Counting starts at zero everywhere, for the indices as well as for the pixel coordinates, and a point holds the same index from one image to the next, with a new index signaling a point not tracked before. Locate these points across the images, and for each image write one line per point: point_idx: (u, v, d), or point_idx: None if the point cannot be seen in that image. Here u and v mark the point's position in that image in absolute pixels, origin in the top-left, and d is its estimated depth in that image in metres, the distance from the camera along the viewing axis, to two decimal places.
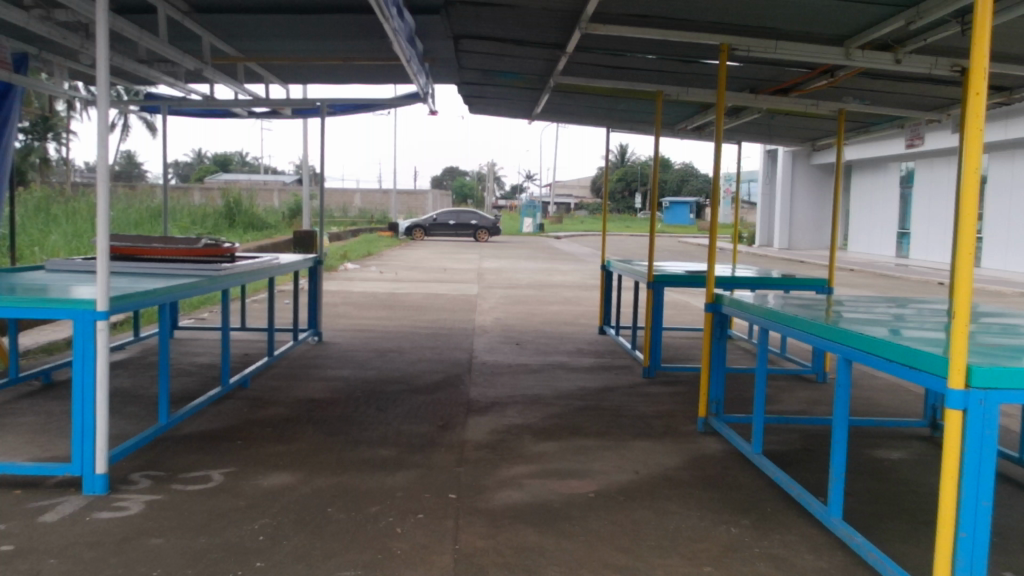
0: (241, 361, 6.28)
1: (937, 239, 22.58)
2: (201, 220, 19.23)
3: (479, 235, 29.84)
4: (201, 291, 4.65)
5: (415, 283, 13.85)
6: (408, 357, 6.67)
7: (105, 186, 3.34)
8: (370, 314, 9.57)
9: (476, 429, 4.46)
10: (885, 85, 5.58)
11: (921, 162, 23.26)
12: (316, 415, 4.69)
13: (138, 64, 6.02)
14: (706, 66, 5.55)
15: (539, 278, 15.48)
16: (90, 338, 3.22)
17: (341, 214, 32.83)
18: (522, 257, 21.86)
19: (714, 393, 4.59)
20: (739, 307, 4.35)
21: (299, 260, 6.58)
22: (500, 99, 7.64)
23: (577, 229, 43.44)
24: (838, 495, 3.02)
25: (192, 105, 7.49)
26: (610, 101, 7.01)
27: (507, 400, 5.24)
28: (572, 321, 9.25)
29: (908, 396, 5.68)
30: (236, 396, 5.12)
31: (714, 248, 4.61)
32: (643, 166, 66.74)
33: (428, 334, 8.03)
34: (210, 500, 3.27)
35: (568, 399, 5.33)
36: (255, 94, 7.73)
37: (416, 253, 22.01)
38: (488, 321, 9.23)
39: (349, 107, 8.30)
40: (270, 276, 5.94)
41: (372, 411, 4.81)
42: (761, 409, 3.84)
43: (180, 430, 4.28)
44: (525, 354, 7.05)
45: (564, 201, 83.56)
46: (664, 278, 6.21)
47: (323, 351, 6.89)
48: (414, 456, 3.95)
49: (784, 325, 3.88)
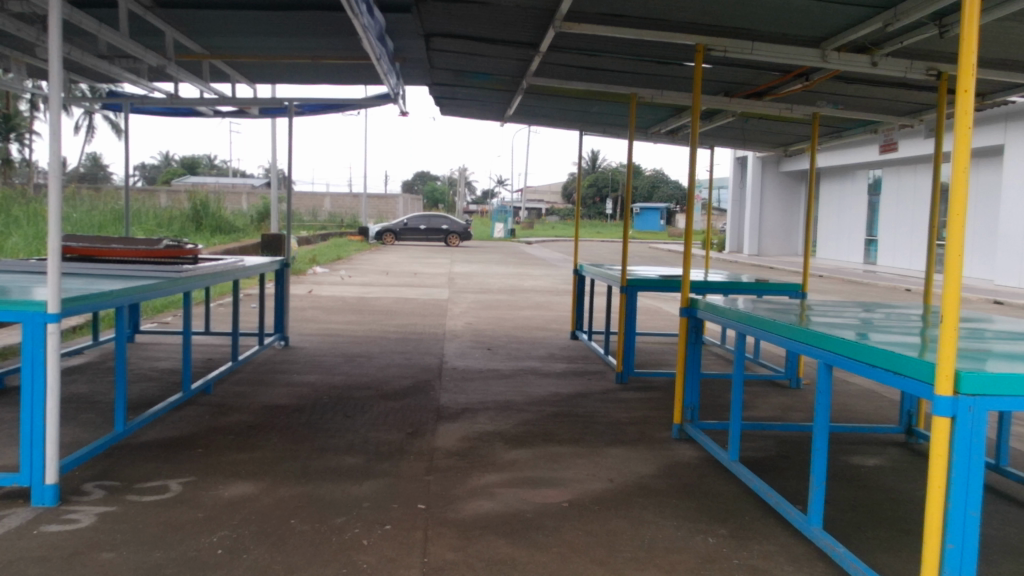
0: (204, 366, 6.11)
1: (904, 246, 22.85)
2: (166, 223, 18.90)
3: (451, 240, 29.70)
4: (161, 293, 4.50)
5: (386, 287, 13.70)
6: (377, 362, 6.53)
7: (57, 184, 3.18)
8: (338, 318, 9.41)
9: (446, 436, 4.35)
10: (858, 90, 5.56)
11: (888, 170, 23.57)
12: (282, 422, 4.55)
13: (97, 60, 5.83)
14: (680, 68, 5.49)
15: (510, 282, 15.42)
16: (40, 342, 3.05)
17: (311, 219, 32.50)
18: (493, 262, 21.80)
19: (689, 400, 4.51)
20: (714, 311, 4.29)
21: (265, 261, 6.41)
22: (472, 101, 7.55)
23: (548, 235, 43.48)
24: (819, 506, 2.95)
25: (155, 104, 7.31)
26: (583, 103, 6.94)
27: (478, 406, 5.13)
28: (544, 326, 9.17)
29: (882, 402, 5.66)
30: (198, 402, 4.96)
31: (690, 251, 4.53)
32: (614, 172, 67.04)
33: (398, 339, 7.89)
34: (166, 512, 3.11)
35: (540, 405, 5.23)
36: (221, 92, 7.57)
37: (387, 257, 21.88)
38: (458, 325, 9.10)
39: (319, 107, 8.17)
40: (235, 278, 5.77)
41: (340, 418, 4.67)
42: (739, 415, 3.76)
43: (138, 437, 4.11)
44: (496, 359, 6.94)
45: (535, 207, 83.87)
46: (638, 282, 6.13)
47: (289, 356, 6.72)
48: (382, 465, 3.82)
49: (760, 330, 3.82)
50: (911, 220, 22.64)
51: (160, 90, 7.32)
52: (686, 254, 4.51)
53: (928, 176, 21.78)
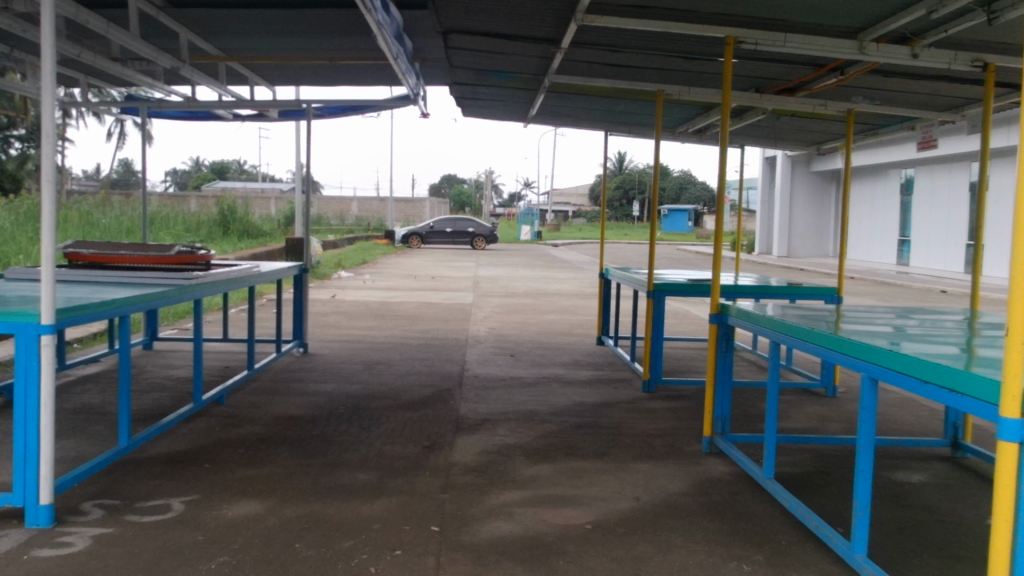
0: (220, 374, 5.97)
1: (938, 246, 22.35)
2: (193, 229, 18.94)
3: (477, 243, 29.56)
4: (171, 302, 4.35)
5: (409, 291, 13.57)
6: (396, 370, 6.36)
7: (51, 189, 3.03)
8: (360, 324, 9.27)
9: (464, 449, 4.15)
10: (896, 84, 5.30)
11: (921, 170, 23.08)
12: (294, 434, 4.39)
13: (109, 62, 5.72)
14: (709, 63, 5.27)
15: (535, 286, 15.21)
16: (34, 355, 2.90)
17: (337, 223, 32.54)
18: (518, 265, 21.62)
19: (720, 411, 4.28)
20: (746, 318, 4.06)
21: (282, 267, 6.28)
22: (494, 101, 7.37)
23: (574, 238, 43.23)
24: (863, 533, 2.72)
25: (172, 107, 7.20)
26: (609, 102, 6.73)
27: (499, 416, 4.93)
28: (569, 331, 8.95)
29: (923, 412, 5.38)
30: (210, 412, 4.81)
31: (720, 254, 4.30)
32: (641, 173, 66.58)
33: (419, 345, 7.73)
34: (165, 535, 2.95)
35: (563, 416, 5.03)
36: (239, 95, 7.46)
37: (412, 261, 21.78)
38: (481, 331, 8.91)
39: (339, 110, 8.05)
40: (250, 284, 5.63)
41: (355, 430, 4.50)
42: (773, 428, 3.54)
43: (144, 451, 3.97)
44: (519, 366, 6.75)
45: (561, 210, 83.65)
46: (665, 287, 5.91)
47: (307, 364, 6.57)
48: (396, 481, 3.64)
49: (793, 337, 3.60)
50: (944, 220, 22.15)
51: (177, 94, 7.21)
52: (716, 257, 4.29)
53: (963, 174, 21.29)
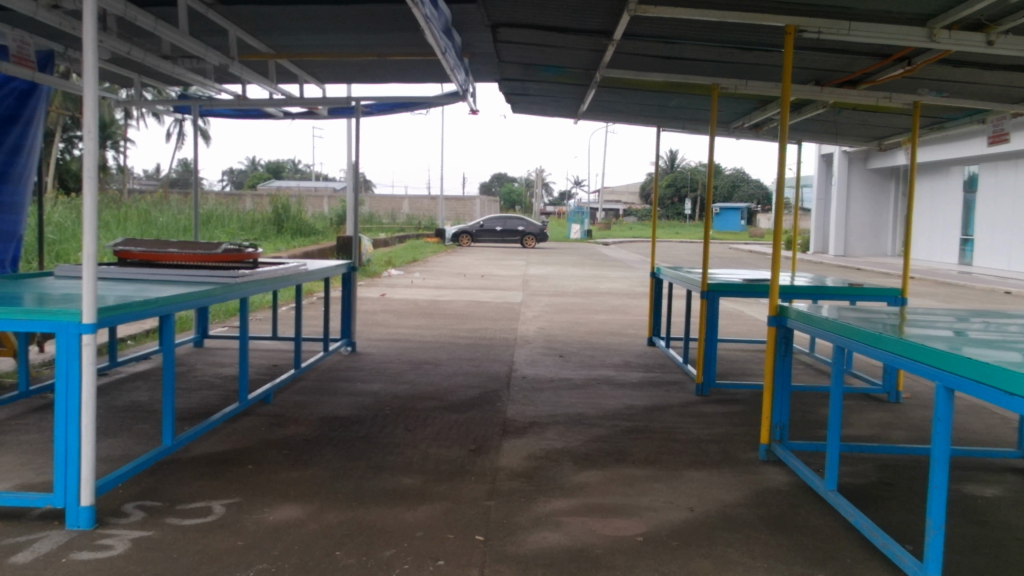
0: (268, 373, 5.96)
1: (1003, 245, 21.58)
2: (248, 227, 19.20)
3: (526, 242, 29.46)
4: (217, 299, 4.32)
5: (458, 290, 13.52)
6: (443, 370, 6.28)
7: (92, 186, 3.00)
8: (408, 322, 9.22)
9: (511, 454, 4.04)
10: (966, 75, 5.04)
11: (986, 166, 22.32)
12: (339, 435, 4.32)
13: (160, 60, 5.74)
14: (768, 55, 5.06)
15: (585, 285, 15.03)
16: (75, 354, 2.87)
17: (389, 221, 32.73)
18: (568, 263, 21.45)
19: (778, 417, 4.09)
20: (806, 320, 3.88)
21: (329, 265, 6.25)
22: (544, 97, 7.25)
23: (625, 236, 42.87)
24: (937, 554, 2.53)
25: (223, 106, 7.23)
26: (662, 97, 6.55)
27: (548, 419, 4.81)
28: (619, 331, 8.78)
29: (994, 420, 5.10)
30: (256, 412, 4.77)
31: (778, 253, 4.11)
32: (693, 171, 65.81)
33: (467, 344, 7.64)
34: (204, 539, 2.89)
35: (613, 419, 4.88)
36: (288, 93, 7.46)
37: (462, 259, 21.74)
38: (530, 330, 8.79)
39: (388, 107, 8.01)
40: (297, 283, 5.60)
41: (400, 432, 4.42)
42: (837, 437, 3.35)
43: (189, 451, 3.94)
44: (568, 367, 6.61)
45: (612, 208, 83.16)
46: (720, 286, 5.71)
47: (355, 363, 6.53)
48: (440, 487, 3.54)
49: (856, 341, 3.40)
50: (1010, 218, 21.37)
51: (228, 92, 7.23)
52: (774, 256, 4.10)
53: None
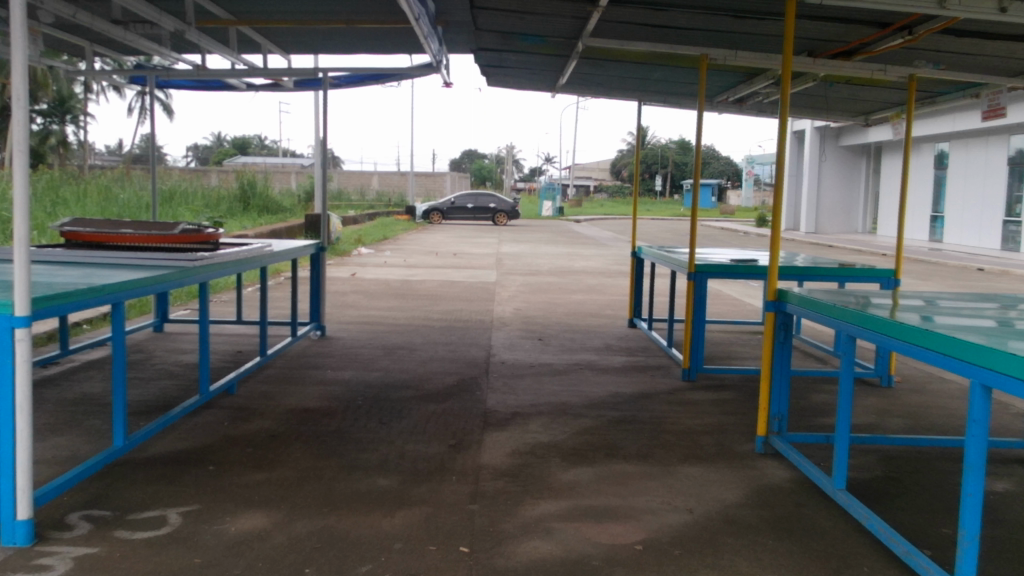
0: (233, 361, 5.64)
1: (973, 223, 21.67)
2: (213, 205, 18.68)
3: (498, 219, 29.12)
4: (173, 285, 3.99)
5: (431, 269, 13.19)
6: (418, 355, 5.99)
7: (25, 161, 2.65)
8: (380, 304, 8.91)
9: (493, 450, 3.78)
10: (967, 45, 4.81)
11: (957, 143, 22.36)
12: (308, 430, 4.03)
13: (110, 25, 5.35)
14: (761, 23, 4.79)
15: (559, 263, 14.80)
16: (7, 352, 2.54)
17: (358, 198, 32.18)
18: (540, 241, 21.16)
19: (776, 408, 3.87)
20: (808, 305, 3.64)
21: (296, 245, 5.92)
22: (521, 69, 6.93)
23: (596, 213, 42.69)
24: (970, 567, 2.33)
25: (181, 76, 6.83)
26: (646, 69, 6.27)
27: (530, 410, 4.55)
28: (598, 312, 8.54)
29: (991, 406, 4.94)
30: (218, 404, 4.47)
31: (777, 233, 3.86)
32: (664, 148, 65.69)
33: (442, 327, 7.35)
34: (157, 556, 2.59)
35: (599, 409, 4.64)
36: (251, 63, 7.07)
37: (433, 237, 21.38)
38: (506, 311, 8.53)
39: (357, 79, 7.64)
40: (262, 265, 5.27)
41: (374, 426, 4.14)
42: (845, 433, 3.13)
43: (144, 451, 3.62)
44: (548, 351, 6.36)
45: (582, 184, 82.96)
46: (708, 267, 5.47)
47: (325, 348, 6.22)
48: (419, 489, 3.26)
49: (863, 329, 3.17)
50: (980, 195, 21.45)
51: (186, 62, 6.83)
52: (774, 238, 3.85)
53: (1001, 149, 20.59)
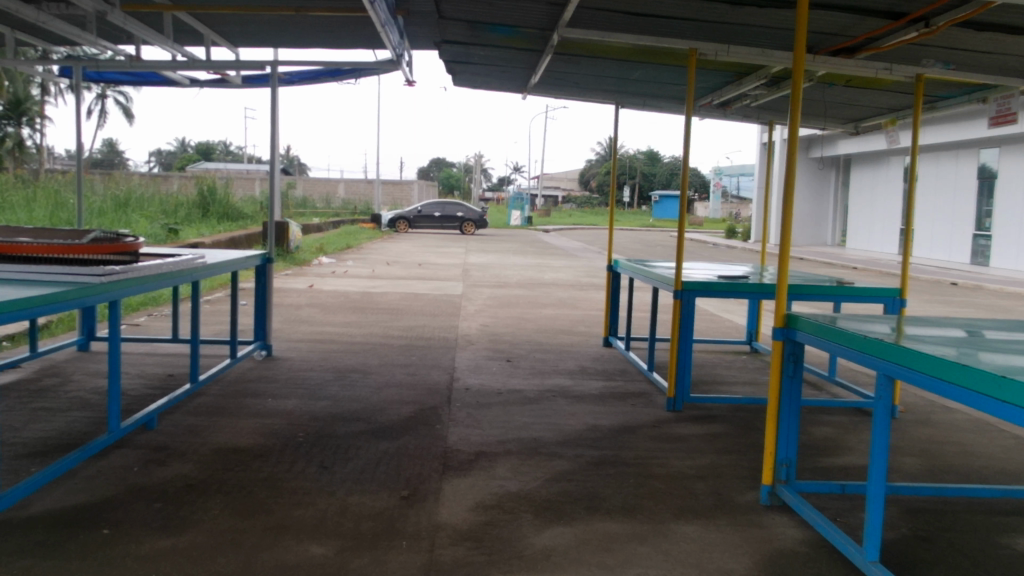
0: (161, 387, 4.99)
1: (942, 237, 21.51)
2: (170, 212, 17.93)
3: (465, 228, 28.52)
4: (69, 306, 3.33)
5: (394, 280, 12.56)
6: (372, 380, 5.38)
7: None
8: (337, 319, 8.29)
9: (453, 503, 3.19)
10: (984, 41, 4.38)
11: (926, 157, 22.23)
12: (234, 477, 3.40)
13: (20, 4, 4.70)
14: (759, 12, 4.27)
15: (528, 275, 14.26)
16: None
17: (324, 205, 31.46)
18: (507, 250, 20.62)
19: (784, 452, 3.32)
20: (827, 335, 3.07)
21: (234, 257, 5.29)
22: (490, 66, 6.37)
23: (564, 224, 42.33)
24: None
25: (112, 68, 6.17)
26: (625, 66, 5.75)
27: (498, 448, 3.98)
28: (570, 329, 7.99)
29: (1008, 442, 4.46)
30: (133, 443, 3.82)
31: (787, 250, 3.32)
32: (632, 159, 65.62)
33: (401, 346, 6.74)
34: None
35: (576, 446, 4.07)
36: (191, 55, 6.43)
37: (398, 246, 20.79)
38: (472, 328, 7.93)
39: (311, 75, 7.03)
40: (191, 280, 4.61)
41: (314, 471, 3.52)
42: (879, 485, 2.61)
43: (25, 509, 2.98)
44: (518, 374, 5.79)
45: (551, 194, 82.81)
46: (696, 285, 4.92)
47: (269, 371, 5.59)
48: (360, 560, 2.66)
49: (900, 365, 2.59)
50: (949, 210, 21.29)
51: (119, 52, 6.18)
52: (784, 255, 3.30)
53: (970, 162, 20.47)
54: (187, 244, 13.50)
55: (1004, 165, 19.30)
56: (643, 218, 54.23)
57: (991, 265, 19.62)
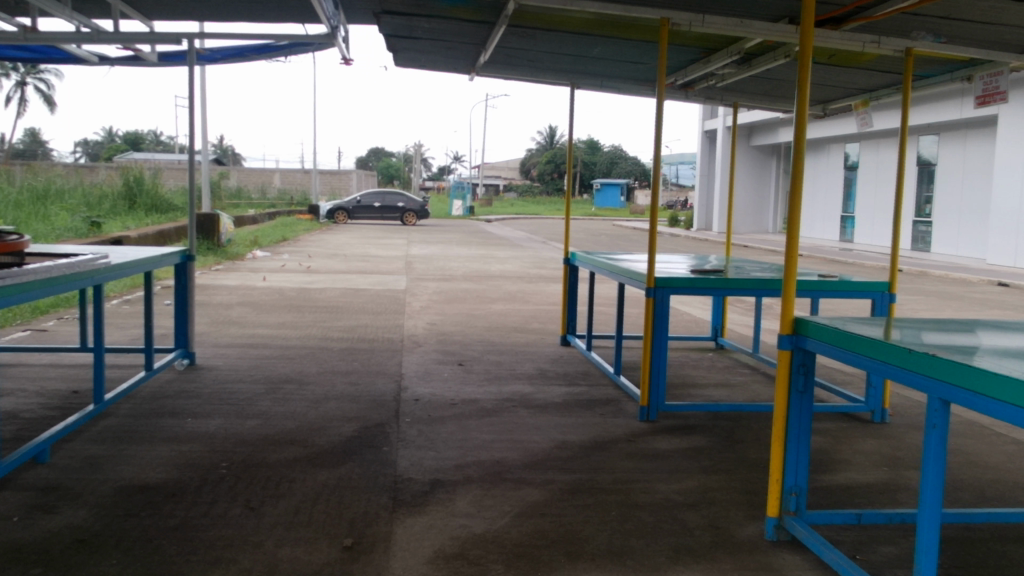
0: (62, 407, 4.31)
1: (883, 223, 21.59)
2: (93, 204, 16.85)
3: (406, 218, 27.72)
4: None
5: (333, 275, 11.87)
6: (310, 392, 4.78)
7: None
8: (270, 319, 7.61)
9: (407, 555, 2.64)
10: (987, 10, 3.98)
11: (866, 144, 22.29)
12: (138, 527, 2.80)
13: None
14: None
15: (474, 267, 13.68)
16: None
17: (259, 195, 30.33)
18: (451, 241, 19.98)
19: (792, 481, 2.86)
20: (849, 345, 2.56)
21: (146, 256, 4.62)
22: (436, 41, 5.78)
23: (506, 214, 41.79)
24: None
25: (4, 41, 5.42)
26: (586, 41, 5.23)
27: (456, 475, 3.44)
28: (523, 327, 7.46)
29: (1011, 449, 4.09)
30: (16, 483, 3.18)
31: (793, 245, 2.84)
32: (573, 148, 65.36)
33: (341, 350, 6.13)
34: None
35: (546, 469, 3.55)
36: (97, 28, 5.71)
37: (338, 238, 19.96)
38: (418, 327, 7.36)
39: (236, 52, 6.35)
40: (93, 282, 3.94)
41: (238, 514, 2.94)
42: (933, 513, 2.16)
43: None
44: (472, 380, 5.25)
45: (492, 184, 82.24)
46: (671, 281, 4.40)
47: (191, 384, 4.94)
48: None
49: (955, 386, 2.09)
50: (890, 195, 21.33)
51: (12, 24, 5.44)
52: (790, 250, 2.83)
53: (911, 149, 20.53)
54: (110, 238, 12.59)
55: (944, 152, 19.40)
56: (585, 207, 54.05)
57: (932, 251, 19.71)
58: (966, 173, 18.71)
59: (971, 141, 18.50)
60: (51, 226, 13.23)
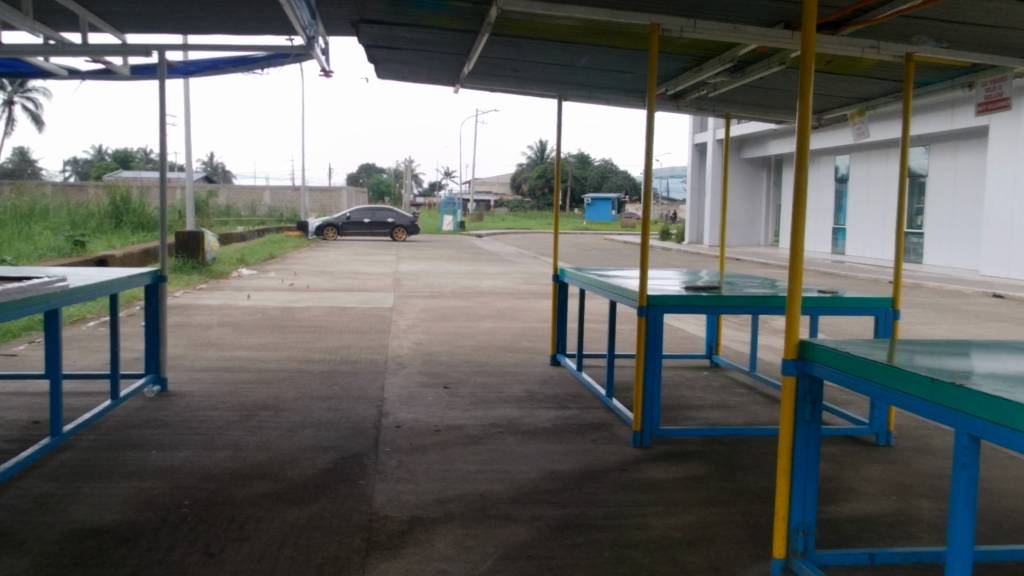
0: (19, 440, 4.04)
1: (875, 234, 21.47)
2: (77, 224, 16.54)
3: (397, 235, 27.47)
4: None
5: (319, 293, 11.62)
6: (285, 420, 4.53)
7: None
8: (251, 340, 7.35)
9: None
10: (991, 12, 3.78)
11: (857, 156, 22.20)
12: None
13: None
14: None
15: (463, 283, 13.44)
16: None
17: (248, 213, 30.06)
18: (440, 257, 19.74)
19: (799, 519, 2.63)
20: (858, 370, 2.33)
21: (110, 278, 4.36)
22: (419, 51, 5.56)
23: (497, 229, 41.60)
24: None
25: None
26: (573, 49, 5.02)
27: (436, 511, 3.19)
28: (512, 346, 7.22)
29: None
30: None
31: (796, 263, 2.62)
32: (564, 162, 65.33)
33: (322, 373, 5.87)
34: None
35: (533, 504, 3.31)
36: (64, 40, 5.48)
37: (326, 255, 19.68)
38: (403, 347, 7.11)
39: (210, 65, 6.13)
40: (48, 307, 3.67)
41: (196, 561, 2.68)
42: (963, 562, 1.93)
43: None
44: (458, 405, 5.00)
45: (483, 199, 82.11)
46: (664, 298, 4.18)
47: (161, 412, 4.68)
48: None
49: (983, 419, 1.86)
50: (881, 207, 21.21)
51: None
52: (794, 268, 2.61)
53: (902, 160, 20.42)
54: (92, 257, 12.30)
55: (935, 163, 19.29)
56: (576, 221, 53.92)
57: (925, 262, 19.58)
58: (956, 184, 18.59)
59: (962, 152, 18.41)
60: (33, 246, 12.93)
